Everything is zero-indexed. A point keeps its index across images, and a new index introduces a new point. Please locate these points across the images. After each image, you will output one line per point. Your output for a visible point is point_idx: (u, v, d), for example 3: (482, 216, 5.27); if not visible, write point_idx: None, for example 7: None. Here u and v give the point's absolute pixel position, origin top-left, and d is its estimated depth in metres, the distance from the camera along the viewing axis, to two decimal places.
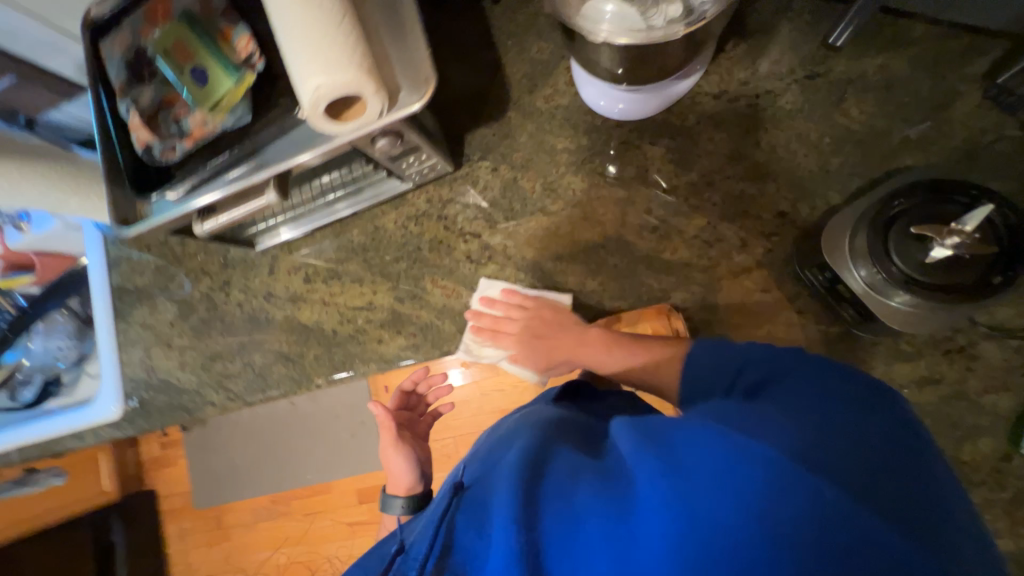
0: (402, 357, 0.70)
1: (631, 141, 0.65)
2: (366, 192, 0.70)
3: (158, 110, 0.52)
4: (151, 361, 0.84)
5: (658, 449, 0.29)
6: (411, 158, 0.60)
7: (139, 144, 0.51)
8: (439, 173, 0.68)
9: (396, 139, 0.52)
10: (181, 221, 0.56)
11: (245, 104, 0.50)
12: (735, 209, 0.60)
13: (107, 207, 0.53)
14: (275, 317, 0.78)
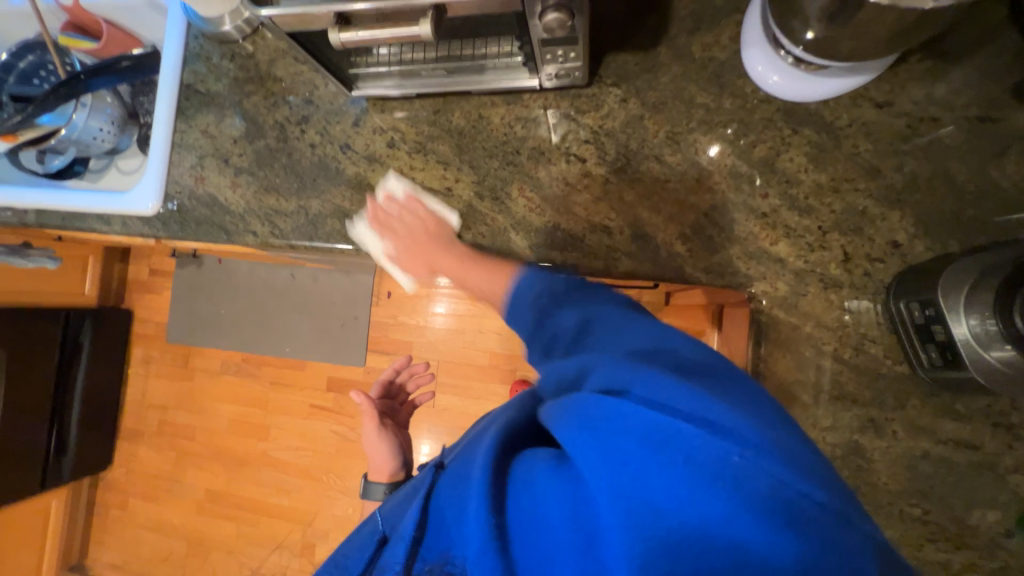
0: (464, 253, 0.69)
1: (773, 121, 0.62)
2: (488, 76, 0.66)
3: None
4: (202, 172, 0.81)
5: (583, 416, 0.38)
6: (560, 52, 0.56)
7: None
8: (569, 82, 0.65)
9: (566, 20, 0.49)
10: (312, 26, 0.52)
11: None
12: (850, 224, 0.59)
13: None
14: (345, 171, 0.75)
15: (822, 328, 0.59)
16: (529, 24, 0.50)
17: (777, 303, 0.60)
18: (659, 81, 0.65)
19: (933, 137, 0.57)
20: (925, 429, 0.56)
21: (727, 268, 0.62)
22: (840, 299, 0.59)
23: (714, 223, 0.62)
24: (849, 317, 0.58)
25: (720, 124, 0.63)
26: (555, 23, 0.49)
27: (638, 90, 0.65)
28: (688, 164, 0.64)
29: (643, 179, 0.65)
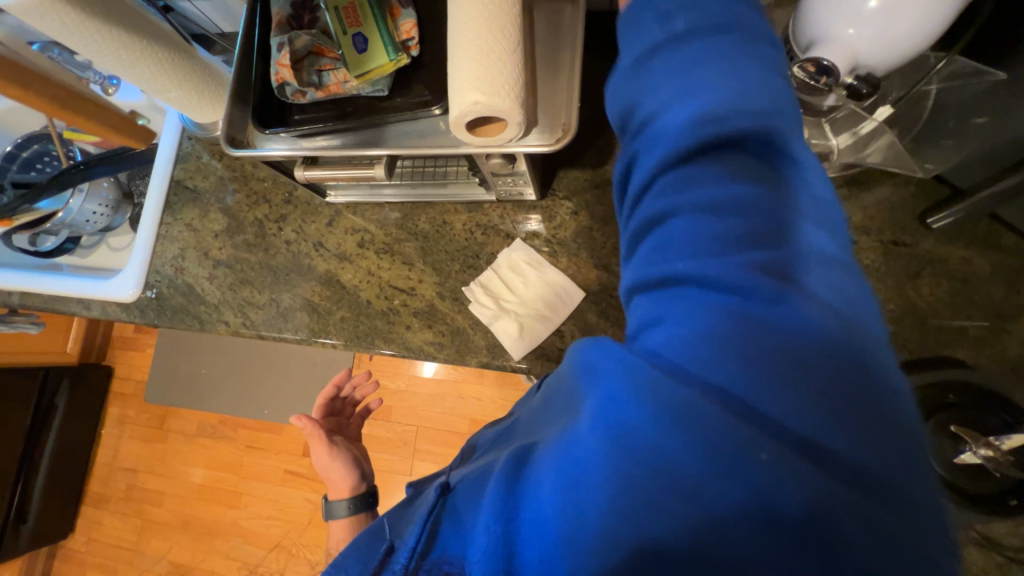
0: (425, 351, 0.72)
1: None
2: (449, 189, 0.72)
3: (307, 56, 0.53)
4: (183, 262, 0.85)
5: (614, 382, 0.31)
6: (508, 179, 0.62)
7: (277, 79, 0.53)
8: (523, 196, 0.70)
9: (508, 162, 0.55)
10: (285, 160, 0.58)
11: (387, 80, 0.53)
12: None
13: (224, 122, 0.55)
14: (317, 267, 0.79)
15: None
16: (477, 164, 0.56)
17: None
18: (606, 196, 0.71)
19: (852, 256, 0.62)
20: None
21: None
22: None
23: None
24: None
25: None
26: (498, 165, 0.55)
27: (588, 203, 0.71)
28: None
29: (593, 286, 0.69)
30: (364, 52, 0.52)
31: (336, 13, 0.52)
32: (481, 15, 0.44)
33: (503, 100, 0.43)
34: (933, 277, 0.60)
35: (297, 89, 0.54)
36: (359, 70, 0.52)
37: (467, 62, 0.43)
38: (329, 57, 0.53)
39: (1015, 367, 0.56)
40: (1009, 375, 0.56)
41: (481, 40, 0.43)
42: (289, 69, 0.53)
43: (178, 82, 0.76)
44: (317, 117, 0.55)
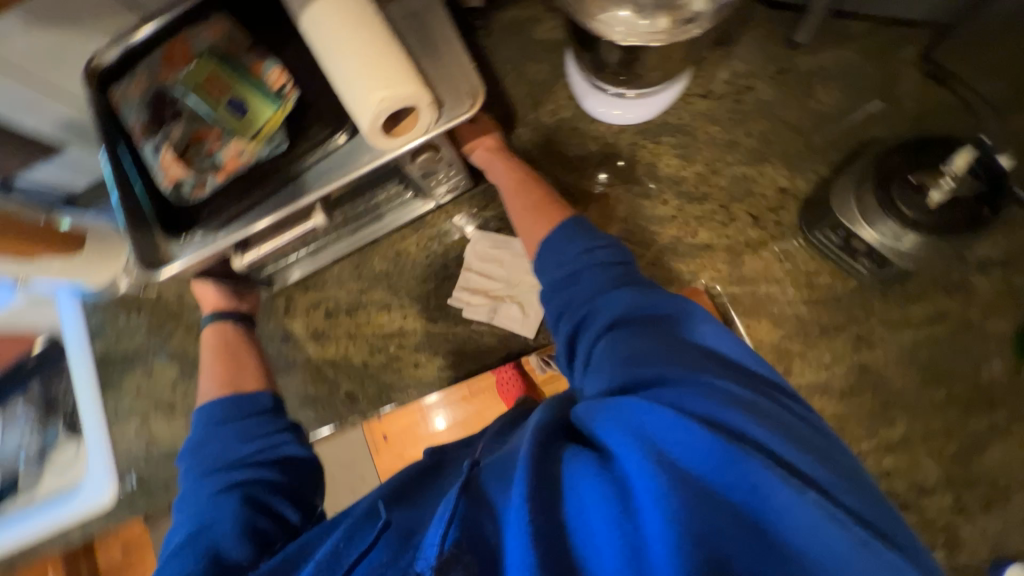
0: (444, 378, 0.69)
1: (636, 142, 0.70)
2: (388, 218, 0.70)
3: (188, 147, 0.50)
4: (152, 431, 0.76)
5: (657, 430, 0.30)
6: (439, 176, 0.62)
7: (169, 181, 0.50)
8: (460, 189, 0.70)
9: (433, 154, 0.54)
10: (212, 257, 0.53)
11: (283, 132, 0.51)
12: (741, 189, 0.66)
13: (131, 251, 0.50)
14: (296, 360, 0.73)
15: (774, 282, 0.63)
16: (405, 169, 0.55)
17: (729, 281, 0.64)
18: (531, 154, 0.72)
19: (756, 100, 0.68)
20: (902, 323, 0.60)
21: (672, 273, 0.66)
22: (773, 252, 0.64)
23: (640, 241, 0.67)
24: (788, 263, 0.63)
25: (599, 164, 0.70)
26: (426, 159, 0.54)
27: None
28: (591, 206, 0.69)
29: None
30: (249, 113, 0.50)
31: (200, 94, 0.50)
32: (343, 22, 0.43)
33: (406, 87, 0.43)
34: (825, 84, 0.67)
35: (196, 182, 0.50)
36: (252, 132, 0.50)
37: (354, 69, 0.43)
38: (212, 137, 0.50)
39: (920, 120, 0.64)
40: (920, 129, 0.64)
41: (357, 41, 0.43)
42: (179, 167, 0.49)
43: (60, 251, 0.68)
44: (228, 200, 0.51)
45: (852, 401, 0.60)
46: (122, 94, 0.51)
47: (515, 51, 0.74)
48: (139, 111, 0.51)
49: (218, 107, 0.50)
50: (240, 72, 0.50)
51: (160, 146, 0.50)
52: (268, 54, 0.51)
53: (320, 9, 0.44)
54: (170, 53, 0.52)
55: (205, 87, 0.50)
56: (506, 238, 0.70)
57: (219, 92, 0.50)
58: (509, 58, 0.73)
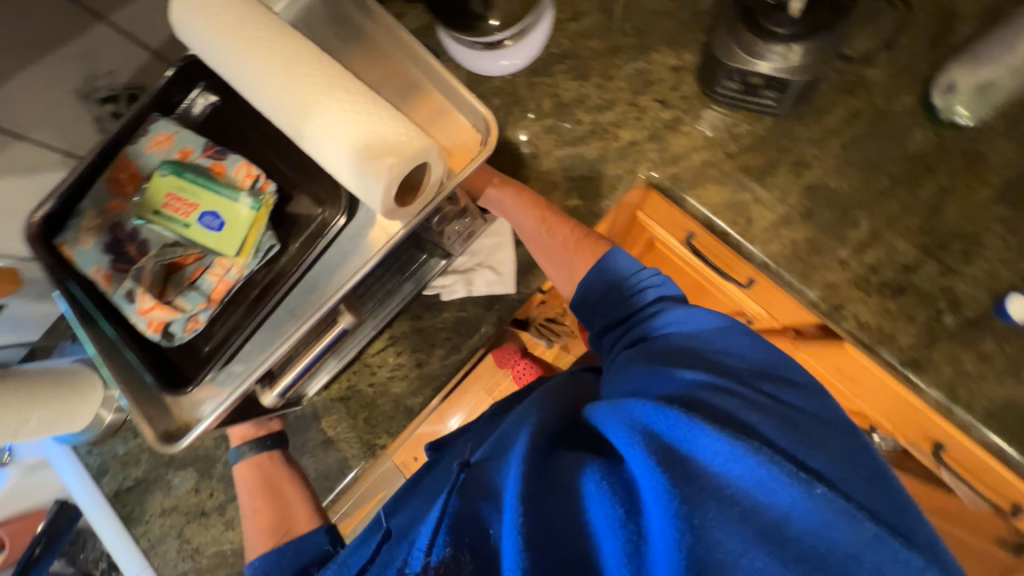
0: (451, 365, 0.69)
1: (533, 82, 0.73)
2: (407, 283, 0.63)
3: (170, 279, 0.54)
4: (191, 544, 0.73)
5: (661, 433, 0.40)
6: (438, 217, 0.58)
7: (160, 325, 0.53)
8: (473, 229, 0.65)
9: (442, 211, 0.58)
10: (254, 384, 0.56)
11: (269, 234, 0.55)
12: (641, 83, 0.69)
13: (148, 426, 0.53)
14: (304, 412, 0.72)
15: (703, 148, 0.66)
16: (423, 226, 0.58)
17: (664, 164, 0.67)
18: None
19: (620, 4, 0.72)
20: (828, 135, 0.63)
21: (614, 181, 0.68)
22: (691, 124, 0.67)
23: (573, 165, 0.69)
24: (708, 127, 0.67)
25: (508, 114, 0.72)
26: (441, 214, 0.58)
27: None
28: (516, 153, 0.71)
29: None
30: (225, 224, 0.54)
31: (168, 216, 0.54)
32: (341, 103, 0.48)
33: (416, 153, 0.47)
34: None
35: (183, 321, 0.54)
36: (231, 246, 0.54)
37: (365, 142, 0.47)
38: (193, 264, 0.55)
39: None
40: None
41: (363, 121, 0.48)
42: (159, 308, 0.53)
43: (35, 403, 0.65)
44: (225, 326, 0.57)
45: (815, 220, 0.62)
46: (81, 245, 0.54)
47: None
48: (106, 256, 0.54)
49: (193, 224, 0.54)
50: (203, 181, 0.54)
51: (138, 284, 0.53)
52: (229, 153, 0.55)
53: (314, 95, 0.49)
54: (120, 180, 0.56)
55: (172, 208, 0.54)
56: None
57: (189, 209, 0.54)
58: None
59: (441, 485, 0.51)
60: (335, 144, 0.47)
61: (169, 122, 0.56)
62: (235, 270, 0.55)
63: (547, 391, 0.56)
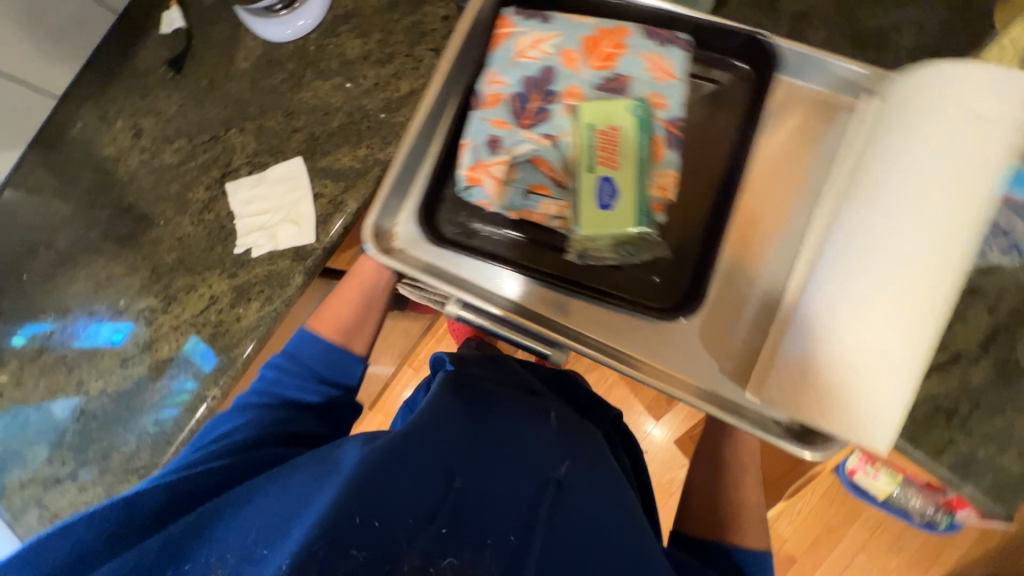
0: (265, 315, 0.74)
1: (321, 43, 0.77)
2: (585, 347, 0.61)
3: (521, 162, 0.58)
4: (49, 509, 0.77)
5: None
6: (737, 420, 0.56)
7: (490, 189, 0.58)
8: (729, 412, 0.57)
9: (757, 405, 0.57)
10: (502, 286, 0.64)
11: (611, 240, 0.58)
12: (416, 35, 0.74)
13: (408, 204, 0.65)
14: (141, 375, 0.77)
15: None
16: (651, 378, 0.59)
17: None
18: (247, 100, 0.78)
19: None
20: None
21: (397, 128, 0.74)
22: None
23: (362, 118, 0.75)
24: None
25: (302, 77, 0.77)
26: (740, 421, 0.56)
27: (240, 118, 0.78)
28: (311, 113, 0.76)
29: (301, 147, 0.76)
30: (609, 208, 0.56)
31: (592, 150, 0.56)
32: (905, 298, 0.47)
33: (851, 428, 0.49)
34: None
35: (484, 194, 0.59)
36: (588, 221, 0.56)
37: (904, 331, 0.47)
38: (543, 187, 0.58)
39: None
40: None
41: (924, 267, 0.47)
42: (493, 176, 0.58)
43: None
44: (530, 235, 0.63)
45: None
46: (501, 67, 0.59)
47: (197, 25, 0.80)
48: (533, 26, 0.60)
49: (591, 176, 0.56)
50: (644, 166, 0.57)
51: (518, 152, 0.57)
52: (675, 152, 0.58)
53: (881, 266, 0.48)
54: (571, 54, 0.59)
55: (598, 150, 0.56)
56: (259, 174, 0.76)
57: (606, 161, 0.56)
58: (194, 33, 0.80)
59: (530, 464, 0.56)
60: (891, 223, 0.48)
61: (674, 56, 0.59)
62: (558, 221, 0.59)
63: (587, 436, 0.67)
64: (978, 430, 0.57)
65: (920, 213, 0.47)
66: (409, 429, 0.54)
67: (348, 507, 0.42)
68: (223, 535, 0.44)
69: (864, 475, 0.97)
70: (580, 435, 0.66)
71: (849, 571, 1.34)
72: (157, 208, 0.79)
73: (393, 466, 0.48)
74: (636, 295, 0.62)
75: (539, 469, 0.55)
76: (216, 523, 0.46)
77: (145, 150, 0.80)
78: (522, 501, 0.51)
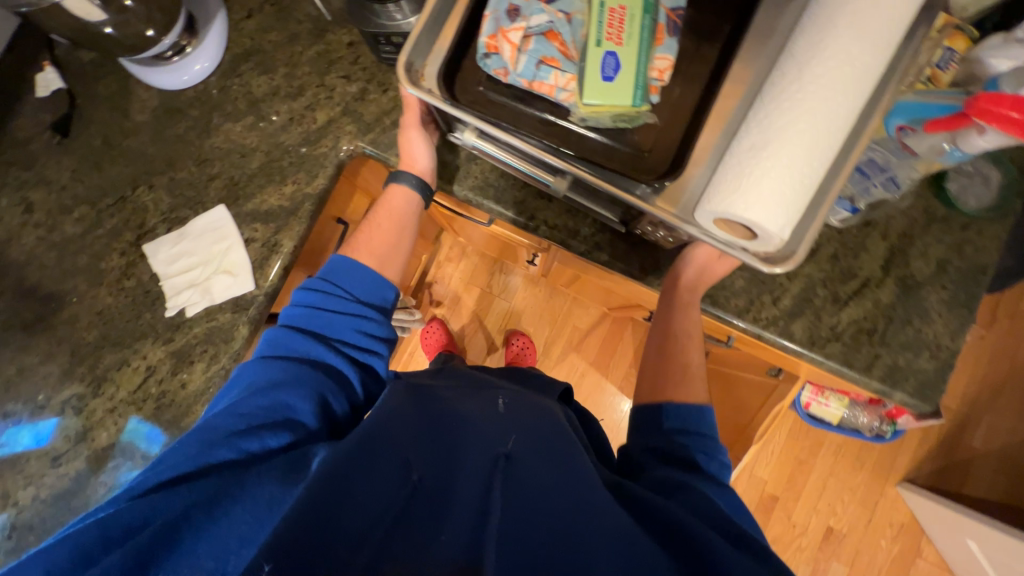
0: (214, 375, 0.70)
1: (225, 85, 0.74)
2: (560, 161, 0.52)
3: (536, 32, 0.52)
4: None
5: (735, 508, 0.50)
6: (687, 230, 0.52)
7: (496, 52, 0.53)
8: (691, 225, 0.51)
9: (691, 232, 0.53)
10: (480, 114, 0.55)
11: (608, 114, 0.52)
12: (324, 63, 0.73)
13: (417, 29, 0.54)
14: (80, 468, 0.69)
15: (393, 111, 0.72)
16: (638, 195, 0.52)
17: (363, 133, 0.72)
18: (151, 153, 0.73)
19: None
20: None
21: (320, 159, 0.72)
22: (376, 92, 0.73)
23: (282, 155, 0.73)
24: (391, 90, 0.72)
25: (209, 124, 0.73)
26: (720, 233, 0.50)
27: (147, 174, 0.73)
28: (226, 157, 0.73)
29: (222, 194, 0.72)
30: (611, 80, 0.50)
31: (602, 21, 0.50)
32: (818, 84, 0.44)
33: (738, 201, 0.45)
34: None
35: (502, 62, 0.53)
36: (590, 91, 0.50)
37: (817, 138, 0.44)
38: (553, 55, 0.52)
39: None
40: None
41: (835, 71, 0.44)
42: (511, 43, 0.52)
43: None
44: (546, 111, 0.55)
45: None
46: None
47: (79, 83, 0.75)
48: None
49: (599, 47, 0.50)
50: (648, 40, 0.50)
51: (533, 23, 0.52)
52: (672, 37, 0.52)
53: (810, 64, 0.45)
54: None
55: (608, 22, 0.50)
56: (177, 229, 0.72)
57: (615, 33, 0.50)
58: (76, 92, 0.74)
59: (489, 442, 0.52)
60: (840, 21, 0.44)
61: None
62: (561, 92, 0.52)
63: (543, 411, 0.60)
64: (897, 341, 0.65)
65: (864, 15, 0.44)
66: (368, 421, 0.50)
67: (296, 520, 0.39)
68: (195, 541, 0.42)
69: (818, 404, 1.06)
70: (533, 409, 0.60)
71: (823, 495, 1.45)
72: (66, 286, 0.72)
73: (359, 463, 0.45)
74: (626, 165, 0.53)
75: (488, 446, 0.51)
76: (186, 531, 0.42)
77: (40, 225, 0.73)
78: (472, 482, 0.47)
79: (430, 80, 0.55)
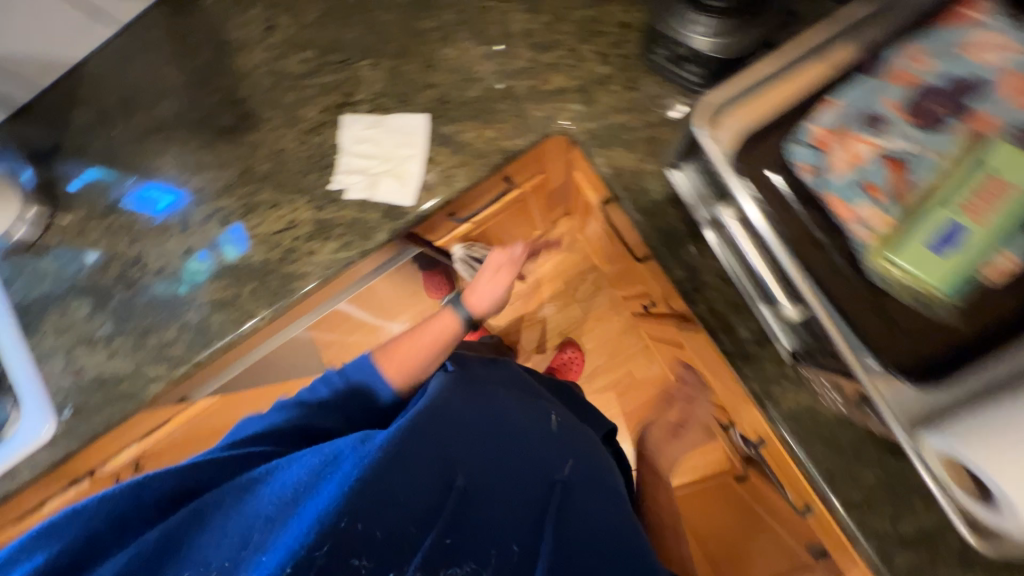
0: (339, 259, 0.72)
1: (487, 5, 0.72)
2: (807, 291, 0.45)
3: (881, 151, 0.43)
4: (77, 366, 0.78)
5: None
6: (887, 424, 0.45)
7: (817, 149, 0.45)
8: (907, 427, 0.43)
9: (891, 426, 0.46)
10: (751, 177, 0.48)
11: (898, 281, 0.42)
12: (587, 31, 0.69)
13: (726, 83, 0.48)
14: (201, 270, 0.76)
15: (625, 112, 0.67)
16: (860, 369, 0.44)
17: (585, 118, 0.68)
18: (391, 35, 0.74)
19: None
20: None
21: (532, 121, 0.69)
22: (620, 85, 0.68)
23: (500, 97, 0.70)
24: (636, 91, 0.67)
25: (453, 34, 0.72)
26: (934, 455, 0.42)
27: (378, 52, 0.74)
28: (451, 72, 0.72)
29: (429, 105, 0.72)
30: (936, 253, 0.39)
31: (969, 186, 0.40)
32: None
33: (986, 443, 0.37)
34: None
35: (816, 160, 0.45)
36: (901, 251, 0.40)
37: None
38: (882, 188, 0.43)
39: None
40: None
41: None
42: (844, 152, 0.44)
43: None
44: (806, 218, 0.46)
45: None
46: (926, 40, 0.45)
47: None
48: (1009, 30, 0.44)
49: (946, 211, 0.39)
50: (1008, 235, 0.39)
51: (883, 142, 0.44)
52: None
53: None
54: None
55: (981, 191, 0.39)
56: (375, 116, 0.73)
57: (981, 207, 0.39)
58: None
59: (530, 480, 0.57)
60: None
61: None
62: (862, 230, 0.43)
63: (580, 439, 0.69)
64: None
65: None
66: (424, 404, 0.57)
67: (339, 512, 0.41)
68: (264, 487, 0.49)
69: None
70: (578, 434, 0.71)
71: None
72: (265, 114, 0.76)
73: (394, 464, 0.47)
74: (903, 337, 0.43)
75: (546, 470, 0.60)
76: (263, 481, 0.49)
77: (273, 50, 0.77)
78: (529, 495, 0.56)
79: (728, 133, 0.49)
